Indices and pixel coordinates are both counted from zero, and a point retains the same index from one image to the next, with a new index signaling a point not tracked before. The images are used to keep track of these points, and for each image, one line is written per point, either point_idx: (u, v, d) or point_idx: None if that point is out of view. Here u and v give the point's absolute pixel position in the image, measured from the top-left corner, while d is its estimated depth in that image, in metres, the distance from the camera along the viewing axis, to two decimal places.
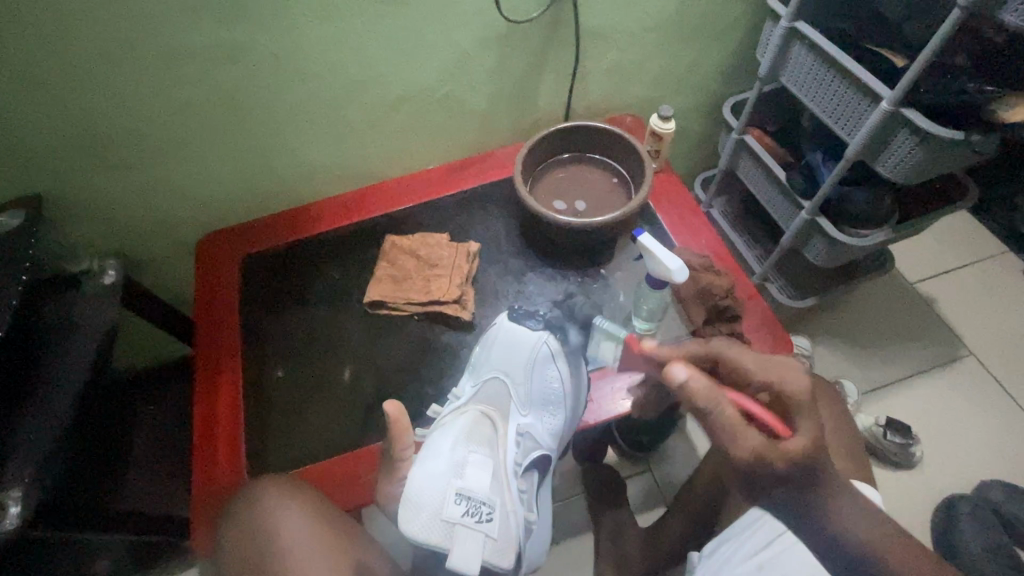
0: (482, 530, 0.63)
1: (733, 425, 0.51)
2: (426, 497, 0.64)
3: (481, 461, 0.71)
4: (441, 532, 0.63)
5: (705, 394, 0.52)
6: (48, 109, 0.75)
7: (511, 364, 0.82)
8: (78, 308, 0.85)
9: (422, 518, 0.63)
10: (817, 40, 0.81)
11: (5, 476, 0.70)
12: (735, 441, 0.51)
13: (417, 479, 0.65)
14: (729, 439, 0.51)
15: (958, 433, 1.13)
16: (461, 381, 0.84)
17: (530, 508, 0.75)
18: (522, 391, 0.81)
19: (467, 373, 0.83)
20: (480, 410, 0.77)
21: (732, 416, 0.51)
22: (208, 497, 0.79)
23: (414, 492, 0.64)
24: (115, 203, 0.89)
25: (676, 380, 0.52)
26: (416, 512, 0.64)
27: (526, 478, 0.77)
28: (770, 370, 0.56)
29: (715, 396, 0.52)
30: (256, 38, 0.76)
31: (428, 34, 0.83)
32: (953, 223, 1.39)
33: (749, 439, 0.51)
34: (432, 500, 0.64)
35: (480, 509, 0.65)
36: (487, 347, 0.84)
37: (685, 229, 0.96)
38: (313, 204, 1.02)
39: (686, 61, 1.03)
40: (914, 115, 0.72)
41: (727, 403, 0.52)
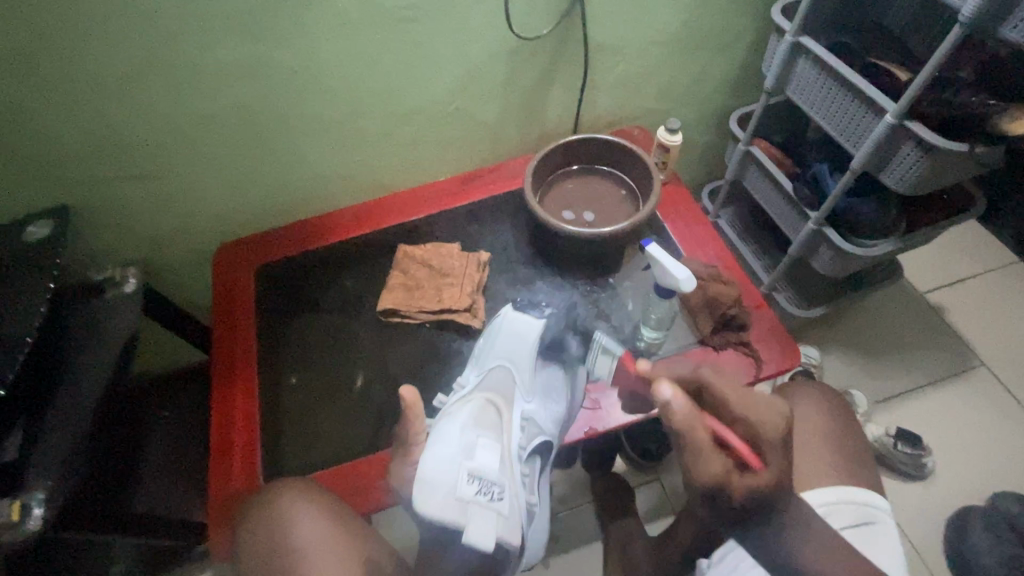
0: (493, 508, 0.64)
1: (704, 453, 0.50)
2: (438, 478, 0.63)
3: (490, 445, 0.71)
4: (455, 511, 0.62)
5: (682, 418, 0.51)
6: (78, 122, 0.78)
7: (516, 353, 0.83)
8: (100, 315, 0.88)
9: (439, 499, 0.62)
10: (822, 55, 0.83)
11: (30, 477, 0.72)
12: (704, 466, 0.50)
13: (430, 461, 0.64)
14: (699, 464, 0.50)
15: (971, 445, 1.13)
16: (466, 373, 0.84)
17: (531, 492, 0.75)
18: (526, 380, 0.82)
19: (472, 365, 0.85)
20: (486, 396, 0.77)
21: (705, 444, 0.50)
22: (225, 501, 0.81)
23: (428, 472, 0.63)
24: (138, 213, 0.92)
25: (660, 397, 0.51)
26: (432, 493, 0.62)
27: (528, 464, 0.77)
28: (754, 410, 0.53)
29: (692, 424, 0.51)
30: (276, 55, 0.79)
31: (441, 50, 0.86)
32: (962, 233, 1.39)
33: (715, 467, 0.50)
34: (445, 481, 0.63)
35: (491, 488, 0.65)
36: (492, 337, 0.86)
37: (692, 239, 0.97)
38: (327, 214, 1.05)
39: (692, 74, 1.05)
40: (918, 128, 0.74)
41: (703, 429, 0.51)
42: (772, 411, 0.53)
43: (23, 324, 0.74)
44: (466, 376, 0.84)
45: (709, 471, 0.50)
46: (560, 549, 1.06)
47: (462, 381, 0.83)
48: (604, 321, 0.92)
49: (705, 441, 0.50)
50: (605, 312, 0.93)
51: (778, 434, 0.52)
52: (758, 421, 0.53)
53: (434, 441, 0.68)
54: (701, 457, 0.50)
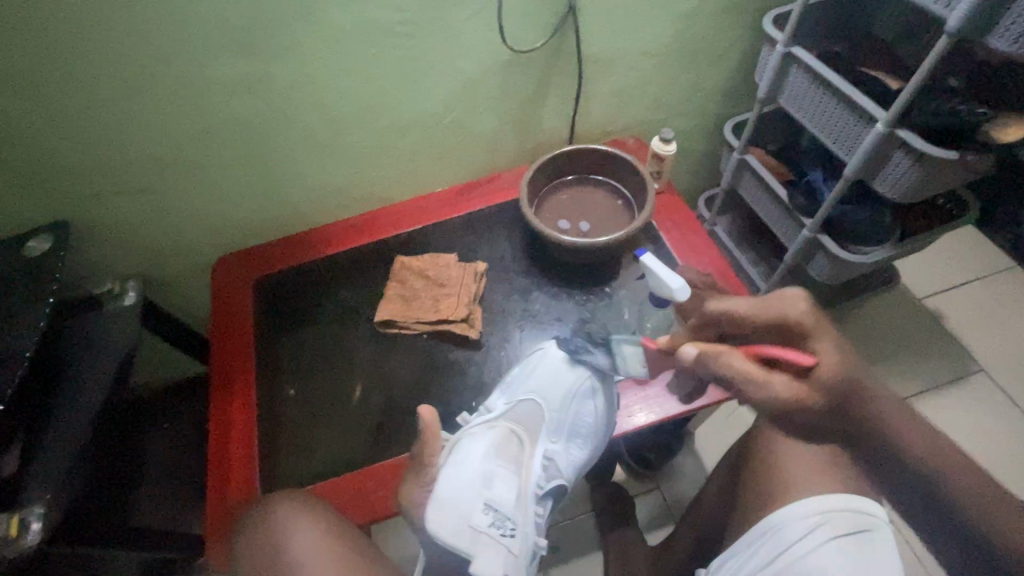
0: (504, 544, 0.67)
1: (757, 379, 0.53)
2: (453, 503, 0.68)
3: (507, 478, 0.75)
4: (466, 538, 0.66)
5: (714, 362, 0.54)
6: (78, 138, 0.79)
7: (549, 389, 0.81)
8: (100, 328, 0.89)
9: (451, 522, 0.66)
10: (813, 64, 0.83)
11: (29, 492, 0.72)
12: (764, 391, 0.53)
13: (450, 487, 0.69)
14: (758, 392, 0.53)
15: (972, 451, 1.12)
16: (493, 395, 0.84)
17: (542, 531, 0.77)
18: (554, 418, 0.82)
19: (501, 388, 0.83)
20: (511, 428, 0.80)
21: (755, 373, 0.53)
22: (224, 514, 0.81)
23: (445, 494, 0.68)
24: (137, 226, 0.93)
25: (689, 356, 0.54)
26: (446, 517, 0.67)
27: (542, 503, 0.79)
28: (769, 312, 0.56)
29: (729, 360, 0.53)
30: (273, 71, 0.80)
31: (435, 63, 0.87)
32: (958, 239, 1.39)
33: (779, 388, 0.53)
34: (460, 507, 0.68)
35: (504, 523, 0.70)
36: (528, 365, 0.84)
37: (688, 248, 0.98)
38: (324, 226, 1.05)
39: (685, 84, 1.06)
40: (909, 136, 0.74)
41: (740, 358, 0.54)
42: (787, 300, 0.56)
43: (23, 339, 0.74)
44: (493, 398, 0.83)
45: (774, 394, 0.53)
46: (560, 560, 1.05)
47: (489, 402, 0.83)
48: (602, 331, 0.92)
49: (754, 371, 0.53)
50: (602, 322, 0.93)
51: (806, 319, 0.55)
52: (785, 316, 0.55)
53: (453, 465, 0.72)
54: (758, 387, 0.53)
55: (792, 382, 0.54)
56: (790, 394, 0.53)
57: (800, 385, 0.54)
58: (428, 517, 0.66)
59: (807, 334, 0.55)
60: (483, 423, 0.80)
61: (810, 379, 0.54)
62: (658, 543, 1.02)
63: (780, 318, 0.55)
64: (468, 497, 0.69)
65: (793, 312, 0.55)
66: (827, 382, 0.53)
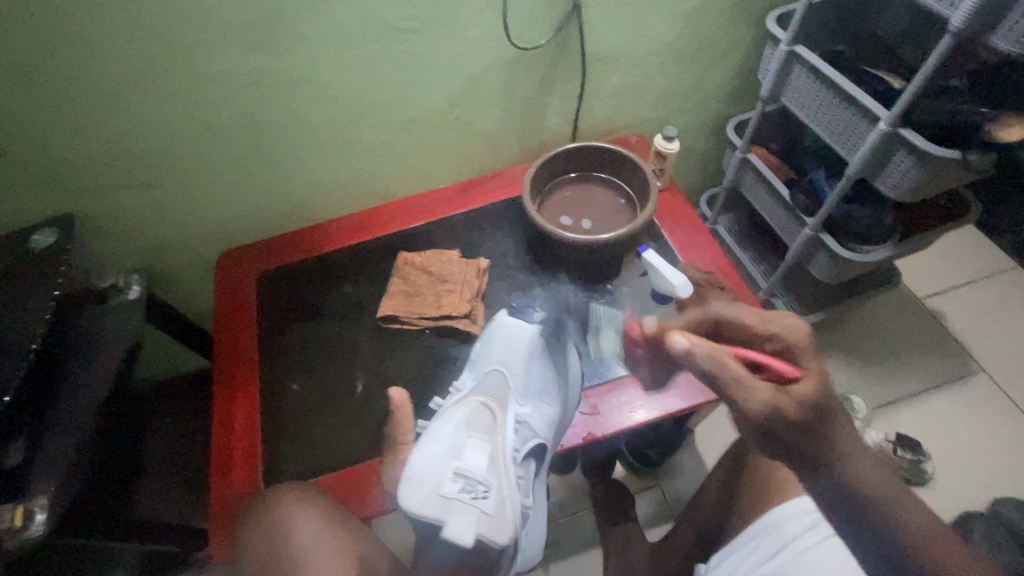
0: (476, 506, 0.66)
1: (745, 379, 0.52)
2: (425, 478, 0.68)
3: (480, 446, 0.75)
4: (436, 507, 0.66)
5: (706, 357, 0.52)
6: (84, 133, 0.80)
7: (509, 356, 0.85)
8: (103, 321, 0.89)
9: (421, 495, 0.66)
10: (817, 63, 0.83)
11: (33, 483, 0.73)
12: (750, 395, 0.51)
13: (417, 460, 0.70)
14: (744, 394, 0.51)
15: (970, 450, 1.12)
16: (463, 375, 0.87)
17: (526, 494, 0.78)
18: (520, 383, 0.84)
19: (469, 367, 0.87)
20: (480, 400, 0.81)
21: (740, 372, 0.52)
22: (226, 509, 0.81)
23: (414, 471, 0.68)
24: (142, 221, 0.93)
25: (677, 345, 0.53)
26: (423, 487, 0.67)
27: (522, 467, 0.80)
28: (767, 325, 0.59)
29: (720, 357, 0.52)
30: (278, 67, 0.80)
31: (439, 60, 0.87)
32: (960, 239, 1.40)
33: (764, 393, 0.51)
34: (430, 479, 0.68)
35: (476, 487, 0.69)
36: (491, 341, 0.88)
37: (690, 246, 0.98)
38: (327, 222, 1.06)
39: (689, 82, 1.06)
40: (911, 135, 0.75)
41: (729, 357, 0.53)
42: (788, 323, 0.58)
43: (27, 332, 0.75)
44: (463, 376, 0.86)
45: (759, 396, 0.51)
46: (560, 556, 1.06)
47: (459, 381, 0.86)
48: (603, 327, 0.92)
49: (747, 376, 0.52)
50: (603, 318, 0.93)
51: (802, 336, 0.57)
52: (785, 333, 0.58)
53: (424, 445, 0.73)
54: (745, 387, 0.52)
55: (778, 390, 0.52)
56: (767, 403, 0.51)
57: (784, 398, 0.52)
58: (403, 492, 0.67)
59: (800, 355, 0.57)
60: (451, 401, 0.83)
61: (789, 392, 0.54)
62: (658, 539, 1.03)
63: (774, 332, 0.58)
64: (443, 468, 0.70)
65: (792, 333, 0.58)
66: (804, 401, 0.53)
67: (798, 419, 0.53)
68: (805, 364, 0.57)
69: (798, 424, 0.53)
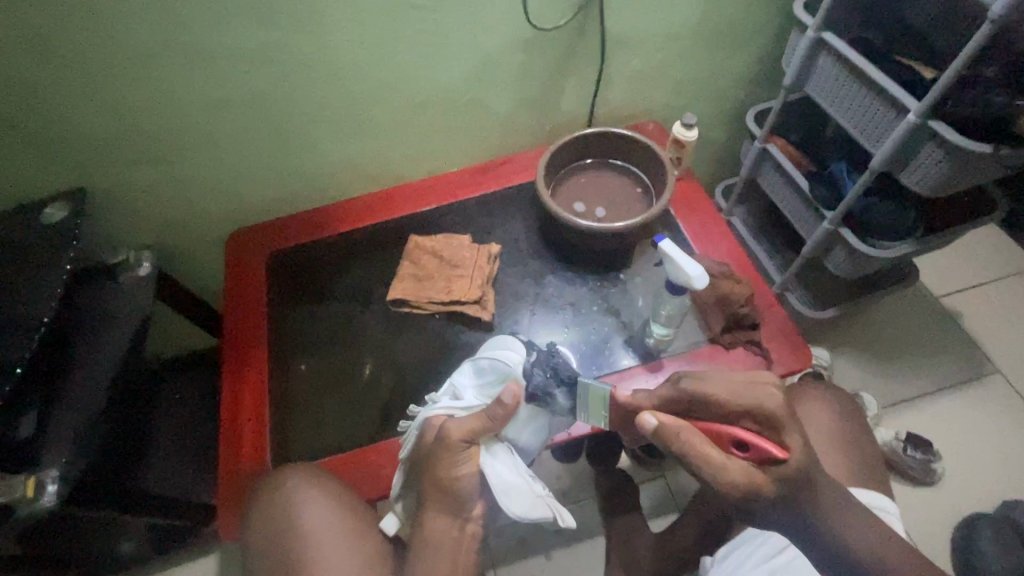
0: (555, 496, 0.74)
1: (717, 466, 0.53)
2: (515, 486, 0.69)
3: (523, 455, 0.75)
4: (538, 507, 0.70)
5: (670, 436, 0.54)
6: (96, 107, 0.79)
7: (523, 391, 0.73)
8: (113, 297, 0.90)
9: (526, 502, 0.69)
10: (845, 51, 0.81)
11: (44, 454, 0.73)
12: (721, 479, 0.53)
13: (505, 473, 0.69)
14: (715, 478, 0.53)
15: (980, 452, 1.11)
16: (463, 377, 0.76)
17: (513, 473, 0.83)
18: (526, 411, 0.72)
19: (472, 375, 0.75)
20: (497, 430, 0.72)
21: (714, 454, 0.53)
22: (235, 486, 0.82)
23: (510, 486, 0.68)
24: (153, 198, 0.93)
25: (647, 426, 0.55)
26: (518, 496, 0.69)
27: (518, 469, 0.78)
28: (744, 399, 0.56)
29: (687, 442, 0.54)
30: (292, 42, 0.79)
31: (456, 39, 0.85)
32: (980, 237, 1.37)
33: (735, 476, 0.53)
34: (525, 487, 0.70)
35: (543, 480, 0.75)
36: (495, 370, 0.74)
37: (705, 236, 0.96)
38: (338, 203, 1.05)
39: (710, 68, 1.03)
40: (941, 127, 0.72)
41: (697, 443, 0.54)
42: (769, 389, 0.56)
43: (40, 306, 0.75)
44: (463, 382, 0.76)
45: (730, 481, 0.53)
46: (562, 543, 1.06)
47: (458, 387, 0.75)
48: (614, 317, 0.91)
49: (717, 460, 0.53)
50: (615, 308, 0.92)
51: (781, 407, 0.55)
52: (762, 404, 0.56)
53: (490, 451, 0.70)
54: (710, 471, 0.53)
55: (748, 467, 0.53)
56: (739, 484, 0.53)
57: (757, 476, 0.53)
58: (505, 504, 0.68)
59: (778, 428, 0.55)
60: (446, 410, 0.73)
61: (767, 472, 0.54)
62: (662, 530, 1.03)
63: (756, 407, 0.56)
64: (514, 468, 0.70)
65: (770, 402, 0.56)
66: (782, 479, 0.54)
67: (773, 497, 0.54)
68: (789, 441, 0.54)
69: (784, 500, 0.55)
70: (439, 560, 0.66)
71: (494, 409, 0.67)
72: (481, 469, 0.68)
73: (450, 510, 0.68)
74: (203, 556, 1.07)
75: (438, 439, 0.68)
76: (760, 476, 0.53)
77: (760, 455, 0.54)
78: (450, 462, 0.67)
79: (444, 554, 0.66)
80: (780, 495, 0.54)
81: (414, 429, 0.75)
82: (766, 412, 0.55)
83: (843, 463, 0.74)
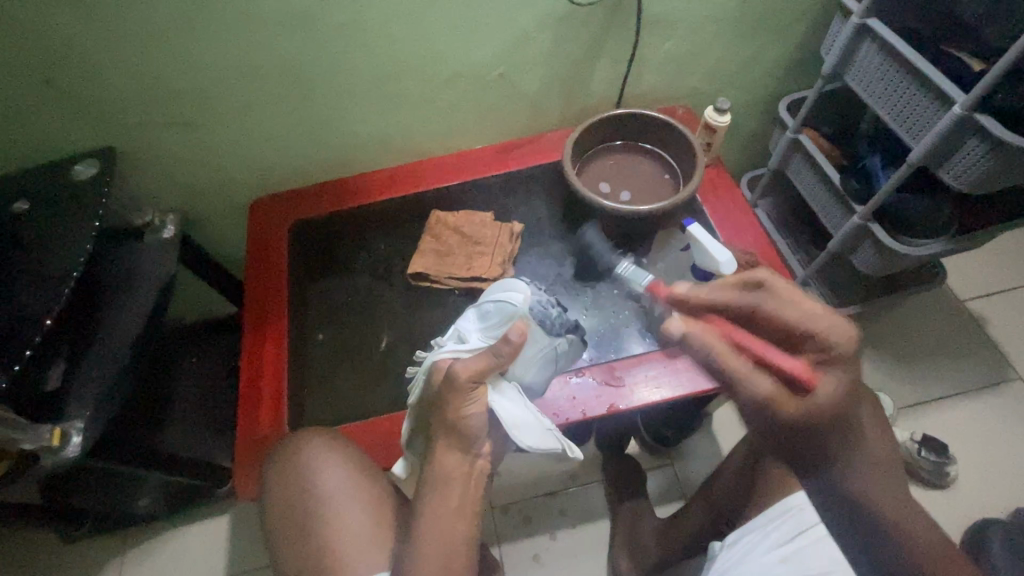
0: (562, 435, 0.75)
1: (738, 372, 0.70)
2: (523, 419, 0.69)
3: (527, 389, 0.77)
4: (546, 437, 0.71)
5: (698, 342, 0.72)
6: (128, 66, 0.79)
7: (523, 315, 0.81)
8: (139, 257, 0.91)
9: (536, 434, 0.70)
10: (890, 39, 0.79)
11: (70, 406, 0.75)
12: (745, 389, 0.70)
13: (513, 407, 0.69)
14: (746, 390, 0.70)
15: (996, 458, 1.10)
16: (467, 322, 0.77)
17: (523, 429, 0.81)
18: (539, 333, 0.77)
19: (476, 320, 0.76)
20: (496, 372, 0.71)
21: (744, 367, 0.70)
22: (252, 447, 0.83)
23: (519, 419, 0.69)
24: (179, 161, 0.93)
25: (672, 333, 0.72)
26: (528, 429, 0.70)
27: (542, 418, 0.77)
28: (800, 322, 0.65)
29: (704, 343, 0.72)
30: (325, 8, 0.78)
31: (490, 12, 0.84)
32: (1011, 242, 1.33)
33: (760, 391, 0.68)
34: (533, 420, 0.71)
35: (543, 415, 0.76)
36: (499, 312, 0.75)
37: (731, 226, 0.95)
38: (361, 175, 1.04)
39: (745, 54, 1.01)
40: (988, 122, 0.70)
41: (717, 346, 0.71)
42: (827, 327, 0.64)
43: (68, 262, 0.76)
44: (467, 327, 0.76)
45: (751, 393, 0.69)
46: (569, 524, 1.07)
47: (463, 330, 0.75)
48: (634, 301, 0.91)
49: (742, 368, 0.70)
50: (635, 292, 0.92)
51: (844, 344, 0.64)
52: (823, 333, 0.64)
53: (496, 389, 0.69)
54: (748, 383, 0.69)
55: (775, 388, 0.68)
56: (765, 395, 0.68)
57: (782, 393, 0.68)
58: (518, 439, 0.68)
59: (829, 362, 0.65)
60: (452, 353, 0.72)
61: (792, 391, 0.68)
62: (669, 515, 1.03)
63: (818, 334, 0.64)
64: (521, 404, 0.71)
65: (824, 328, 0.64)
66: (801, 401, 0.67)
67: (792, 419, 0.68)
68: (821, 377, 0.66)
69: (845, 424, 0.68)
70: (450, 493, 0.63)
71: (500, 346, 0.64)
72: (490, 407, 0.67)
73: (460, 446, 0.65)
74: (216, 516, 1.09)
75: (445, 380, 0.64)
76: (784, 394, 0.67)
77: (786, 376, 0.68)
78: (459, 402, 0.64)
79: (455, 489, 0.64)
80: (807, 425, 0.68)
81: (421, 374, 0.73)
82: (830, 345, 0.64)
83: None
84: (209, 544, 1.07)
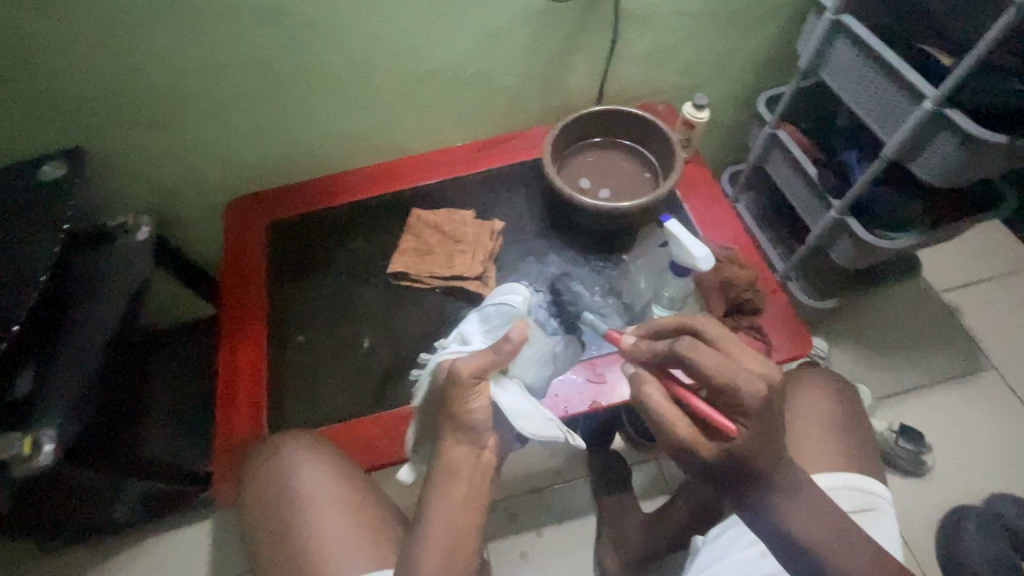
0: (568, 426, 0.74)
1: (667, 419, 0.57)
2: (526, 411, 0.68)
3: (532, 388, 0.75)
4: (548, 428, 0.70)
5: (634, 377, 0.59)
6: (93, 62, 0.77)
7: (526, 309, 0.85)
8: (110, 260, 0.88)
9: (537, 423, 0.68)
10: (863, 35, 0.80)
11: (40, 414, 0.73)
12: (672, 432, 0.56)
13: (516, 398, 0.68)
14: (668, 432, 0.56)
15: (970, 445, 1.12)
16: (471, 325, 0.75)
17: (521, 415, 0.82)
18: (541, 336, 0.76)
19: (479, 323, 0.74)
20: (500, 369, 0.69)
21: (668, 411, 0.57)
22: (231, 451, 0.82)
23: (520, 410, 0.67)
24: (150, 161, 0.91)
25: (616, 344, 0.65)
26: (531, 418, 0.68)
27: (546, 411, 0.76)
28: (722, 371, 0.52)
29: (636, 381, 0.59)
30: (297, 2, 0.77)
31: (465, 7, 0.83)
32: (983, 233, 1.36)
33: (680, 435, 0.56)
34: (535, 411, 0.69)
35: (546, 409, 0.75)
36: (500, 315, 0.73)
37: (711, 221, 0.96)
38: (340, 174, 1.03)
39: (723, 49, 1.01)
40: (957, 116, 0.71)
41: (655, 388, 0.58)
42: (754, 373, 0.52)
43: (36, 266, 0.74)
44: (470, 329, 0.74)
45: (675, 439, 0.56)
46: (554, 520, 1.07)
47: (466, 332, 0.73)
48: (616, 298, 0.91)
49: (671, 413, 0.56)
50: (617, 288, 0.92)
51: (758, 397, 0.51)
52: (736, 386, 0.51)
53: (499, 385, 0.67)
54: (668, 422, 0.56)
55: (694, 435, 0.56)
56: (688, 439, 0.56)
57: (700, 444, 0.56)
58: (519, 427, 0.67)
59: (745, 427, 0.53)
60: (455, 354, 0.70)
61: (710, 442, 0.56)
62: (653, 509, 1.04)
63: (731, 388, 0.52)
64: (525, 398, 0.69)
65: (746, 382, 0.51)
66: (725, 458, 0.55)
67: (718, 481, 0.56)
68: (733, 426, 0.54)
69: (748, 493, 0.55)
70: (452, 490, 0.62)
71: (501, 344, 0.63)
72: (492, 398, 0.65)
73: (467, 439, 0.63)
74: (196, 522, 1.08)
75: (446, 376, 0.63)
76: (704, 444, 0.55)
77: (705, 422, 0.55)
78: (461, 398, 0.62)
79: (462, 479, 0.63)
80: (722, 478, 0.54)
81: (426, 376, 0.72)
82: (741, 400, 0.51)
83: (841, 446, 0.75)
84: (189, 550, 1.05)
